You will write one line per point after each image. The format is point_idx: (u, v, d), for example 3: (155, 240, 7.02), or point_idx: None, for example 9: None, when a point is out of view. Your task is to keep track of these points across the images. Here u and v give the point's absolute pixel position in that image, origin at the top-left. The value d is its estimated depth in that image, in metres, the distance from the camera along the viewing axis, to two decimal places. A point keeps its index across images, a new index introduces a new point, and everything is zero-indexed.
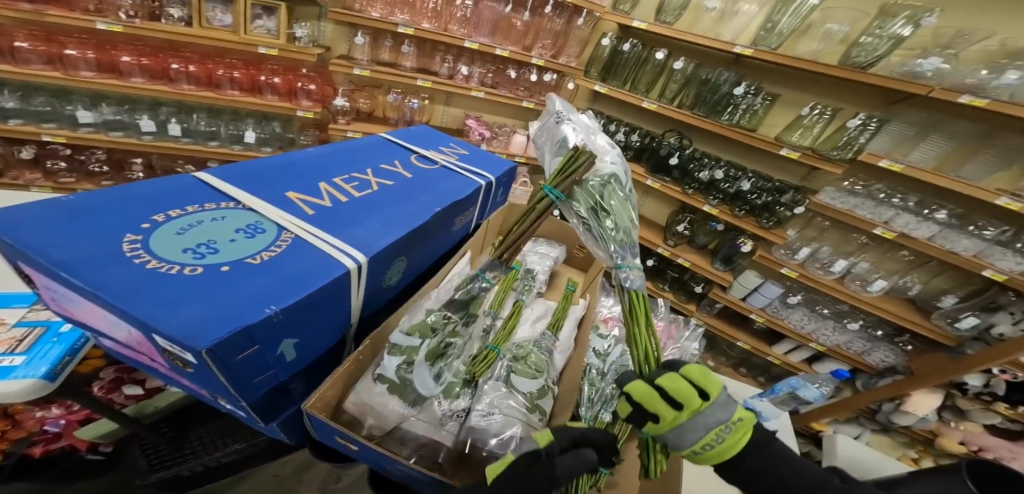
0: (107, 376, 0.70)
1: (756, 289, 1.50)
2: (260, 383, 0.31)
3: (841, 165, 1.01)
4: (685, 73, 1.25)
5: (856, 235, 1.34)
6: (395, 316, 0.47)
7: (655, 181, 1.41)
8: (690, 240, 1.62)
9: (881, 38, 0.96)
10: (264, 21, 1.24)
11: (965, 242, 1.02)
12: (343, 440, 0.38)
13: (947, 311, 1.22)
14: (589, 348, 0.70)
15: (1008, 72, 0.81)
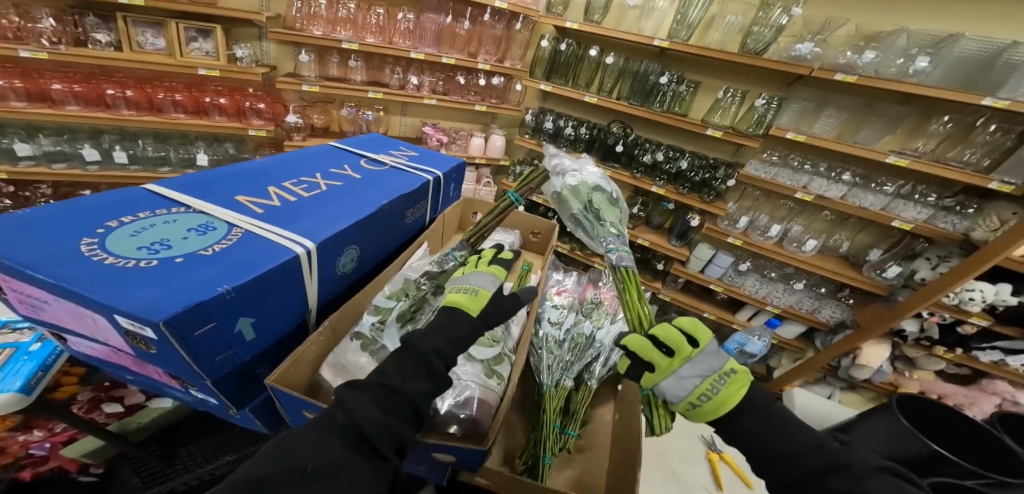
0: (84, 396, 0.61)
1: (711, 260, 1.62)
2: (222, 362, 0.36)
3: (756, 139, 1.16)
4: (618, 67, 1.37)
5: (784, 202, 1.48)
6: (361, 298, 0.55)
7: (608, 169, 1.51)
8: (647, 221, 1.74)
9: (766, 27, 1.10)
10: (201, 44, 1.25)
11: (870, 197, 1.17)
12: (309, 413, 0.42)
13: (873, 264, 1.37)
14: (544, 319, 0.80)
15: (866, 52, 1.01)
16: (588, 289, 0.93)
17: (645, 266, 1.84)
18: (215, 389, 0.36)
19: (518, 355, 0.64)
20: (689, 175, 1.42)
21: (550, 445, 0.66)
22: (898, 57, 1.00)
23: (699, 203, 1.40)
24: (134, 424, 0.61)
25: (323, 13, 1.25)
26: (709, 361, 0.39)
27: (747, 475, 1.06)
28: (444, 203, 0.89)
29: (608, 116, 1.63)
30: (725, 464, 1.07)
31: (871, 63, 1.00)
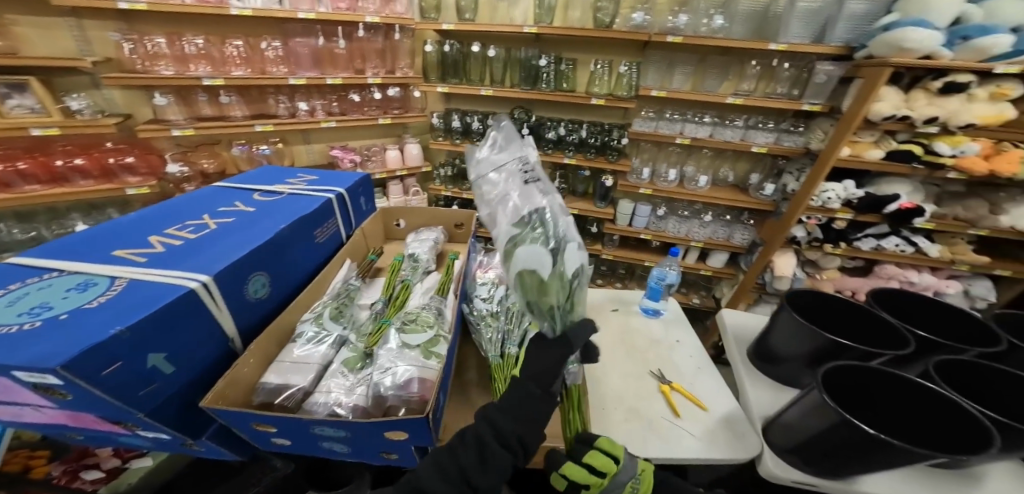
0: (58, 472, 0.68)
1: (632, 213, 1.79)
2: (148, 395, 0.40)
3: (631, 101, 1.37)
4: (502, 58, 1.47)
5: (671, 148, 1.69)
6: (285, 323, 0.68)
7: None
8: (572, 191, 1.88)
9: (608, 3, 1.27)
10: (19, 100, 1.11)
11: (731, 131, 1.39)
12: (261, 426, 0.52)
13: (756, 186, 1.59)
14: (475, 297, 0.88)
15: (681, 15, 1.22)
16: None
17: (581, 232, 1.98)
18: (151, 419, 0.41)
19: (453, 334, 0.75)
20: (590, 142, 1.57)
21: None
22: (703, 18, 1.22)
23: (607, 164, 1.56)
24: (124, 485, 0.69)
25: (165, 51, 1.19)
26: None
27: (699, 398, 0.82)
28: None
29: (508, 104, 1.71)
30: (679, 392, 0.82)
31: (686, 24, 1.22)
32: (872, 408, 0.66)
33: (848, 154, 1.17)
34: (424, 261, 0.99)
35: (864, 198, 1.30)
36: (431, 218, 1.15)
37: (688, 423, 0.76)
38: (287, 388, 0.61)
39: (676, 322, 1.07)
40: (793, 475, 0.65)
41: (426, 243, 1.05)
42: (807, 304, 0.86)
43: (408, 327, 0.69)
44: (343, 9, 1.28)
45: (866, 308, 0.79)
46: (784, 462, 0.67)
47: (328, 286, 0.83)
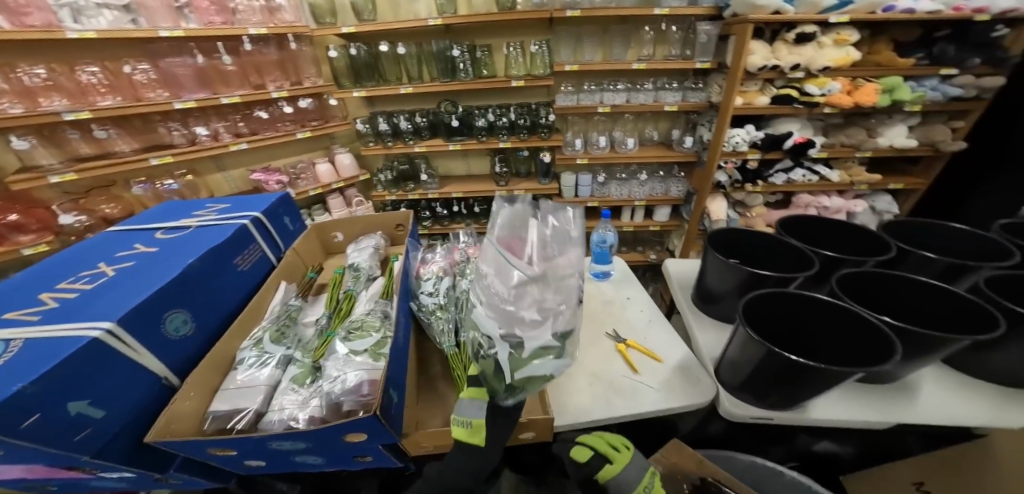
0: None
1: (575, 184, 1.85)
2: (85, 439, 0.45)
3: (548, 78, 1.42)
4: (414, 54, 1.46)
5: (595, 117, 1.76)
6: (224, 352, 0.68)
7: (456, 143, 1.58)
8: (516, 173, 1.89)
9: None
10: None
11: (644, 95, 1.47)
12: (215, 450, 0.54)
13: (677, 140, 1.71)
14: (422, 293, 0.89)
15: None
16: (454, 254, 1.03)
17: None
18: (101, 460, 0.46)
19: (403, 331, 0.77)
20: (520, 123, 1.60)
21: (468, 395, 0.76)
22: None
23: (542, 141, 1.59)
24: None
25: None
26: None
27: (654, 351, 0.88)
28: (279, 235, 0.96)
29: (433, 99, 1.69)
30: (635, 348, 0.87)
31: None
32: (803, 334, 0.72)
33: (742, 103, 1.29)
34: (366, 269, 0.99)
35: (766, 138, 1.40)
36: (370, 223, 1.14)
37: (646, 377, 0.81)
38: (238, 412, 0.61)
39: (625, 280, 1.13)
40: (747, 411, 0.70)
41: (366, 251, 1.04)
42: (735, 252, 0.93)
43: (353, 335, 0.71)
44: (219, 24, 1.22)
45: (778, 240, 0.86)
46: (736, 400, 0.72)
47: (264, 311, 0.81)
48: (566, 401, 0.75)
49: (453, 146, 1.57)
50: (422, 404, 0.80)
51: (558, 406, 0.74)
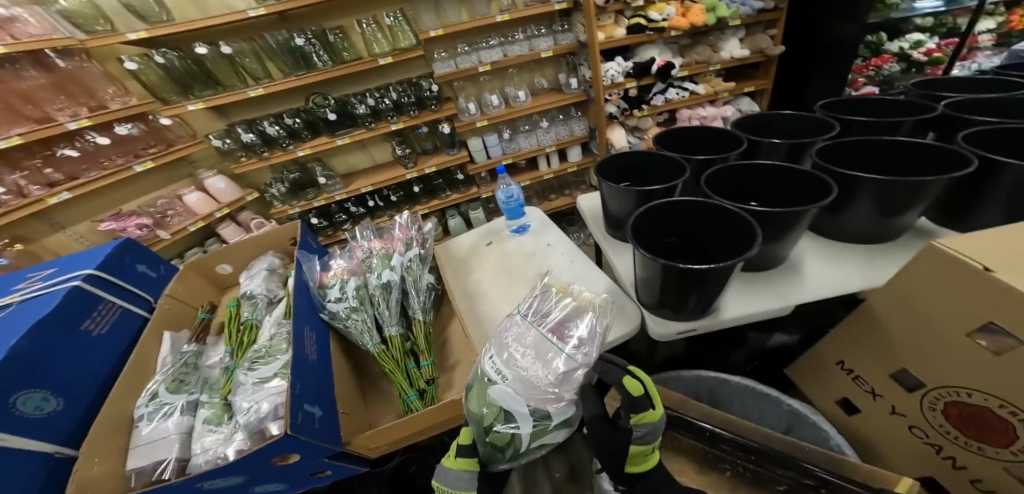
0: None
1: (484, 147, 1.60)
2: None
3: (417, 48, 1.36)
4: (249, 51, 1.29)
5: (481, 78, 1.62)
6: (126, 411, 0.65)
7: (343, 137, 1.43)
8: (423, 150, 1.67)
9: None
10: None
11: (518, 46, 1.45)
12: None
13: (564, 83, 1.60)
14: (330, 303, 0.80)
15: None
16: (357, 253, 0.94)
17: (452, 186, 1.69)
18: None
19: (319, 344, 0.73)
20: (404, 101, 1.46)
21: (406, 386, 0.72)
22: None
23: (436, 114, 1.49)
24: None
25: None
26: (652, 437, 0.46)
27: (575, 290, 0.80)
28: (139, 282, 0.85)
29: (298, 96, 1.50)
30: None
31: None
32: (698, 240, 0.66)
33: (605, 38, 1.34)
34: (263, 295, 0.89)
35: (635, 66, 1.43)
36: (257, 244, 1.02)
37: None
38: (159, 463, 0.59)
39: (545, 227, 0.99)
40: (672, 327, 0.63)
41: (258, 275, 0.94)
42: (619, 177, 0.84)
43: (257, 365, 0.65)
44: None
45: (652, 153, 0.78)
46: (660, 318, 0.65)
47: (155, 364, 0.75)
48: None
49: (342, 140, 1.42)
50: (371, 406, 0.77)
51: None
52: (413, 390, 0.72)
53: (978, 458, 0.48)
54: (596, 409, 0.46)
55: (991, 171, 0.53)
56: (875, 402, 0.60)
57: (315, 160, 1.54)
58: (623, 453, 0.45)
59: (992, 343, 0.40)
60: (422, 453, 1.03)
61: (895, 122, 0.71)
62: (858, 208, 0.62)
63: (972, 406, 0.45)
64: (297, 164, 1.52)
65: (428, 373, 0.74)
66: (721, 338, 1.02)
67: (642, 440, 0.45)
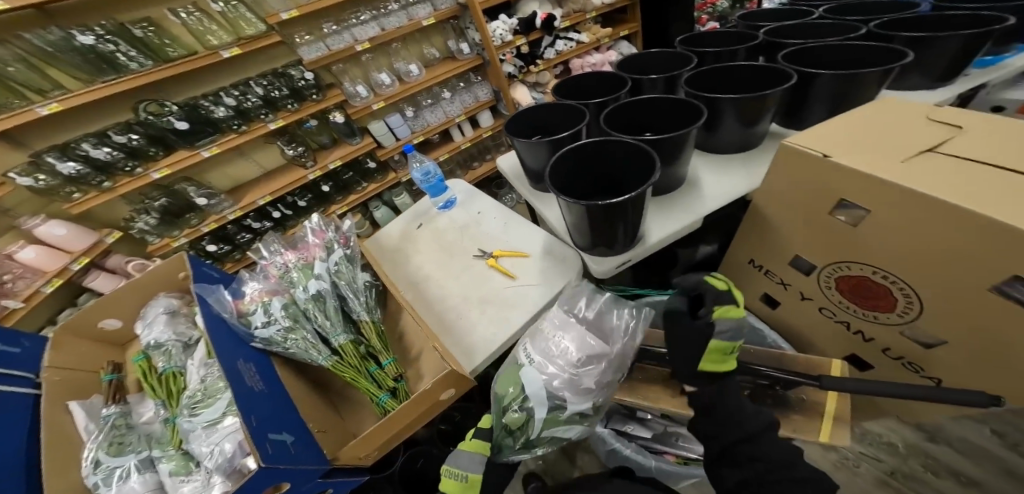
0: None
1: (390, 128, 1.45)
2: None
3: (272, 34, 1.18)
4: (15, 60, 0.99)
5: (363, 56, 1.43)
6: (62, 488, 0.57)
7: (209, 147, 1.17)
8: (320, 146, 1.46)
9: None
10: None
11: (394, 18, 1.34)
12: None
13: (455, 50, 1.52)
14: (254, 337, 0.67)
15: None
16: (267, 271, 0.79)
17: (365, 177, 1.53)
18: None
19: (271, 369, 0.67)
20: (275, 97, 1.27)
21: (375, 389, 0.66)
22: None
23: (318, 104, 1.29)
24: None
25: None
26: (734, 331, 0.46)
27: (519, 249, 0.81)
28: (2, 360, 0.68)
29: (123, 104, 1.18)
30: (504, 256, 0.79)
31: None
32: (615, 180, 0.72)
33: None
34: (174, 340, 0.76)
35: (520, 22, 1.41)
36: (144, 288, 0.84)
37: (525, 278, 0.74)
38: None
39: (471, 198, 0.96)
40: (608, 263, 0.69)
41: (161, 319, 0.79)
42: (529, 133, 0.87)
43: (198, 409, 0.59)
44: None
45: (554, 104, 0.81)
46: (598, 258, 0.71)
47: (75, 435, 0.65)
48: (463, 338, 0.69)
49: (208, 152, 1.17)
50: (347, 418, 0.74)
51: (460, 349, 0.67)
52: (383, 391, 0.67)
53: (876, 326, 0.62)
54: (683, 312, 0.48)
55: (807, 81, 0.68)
56: (784, 289, 0.75)
57: (183, 180, 1.27)
58: (703, 349, 0.47)
59: (847, 216, 0.55)
60: (428, 446, 1.03)
61: (732, 50, 0.85)
62: (727, 126, 0.75)
63: (854, 277, 0.59)
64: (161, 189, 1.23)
65: (394, 370, 0.69)
66: (659, 259, 1.15)
67: (721, 335, 0.46)
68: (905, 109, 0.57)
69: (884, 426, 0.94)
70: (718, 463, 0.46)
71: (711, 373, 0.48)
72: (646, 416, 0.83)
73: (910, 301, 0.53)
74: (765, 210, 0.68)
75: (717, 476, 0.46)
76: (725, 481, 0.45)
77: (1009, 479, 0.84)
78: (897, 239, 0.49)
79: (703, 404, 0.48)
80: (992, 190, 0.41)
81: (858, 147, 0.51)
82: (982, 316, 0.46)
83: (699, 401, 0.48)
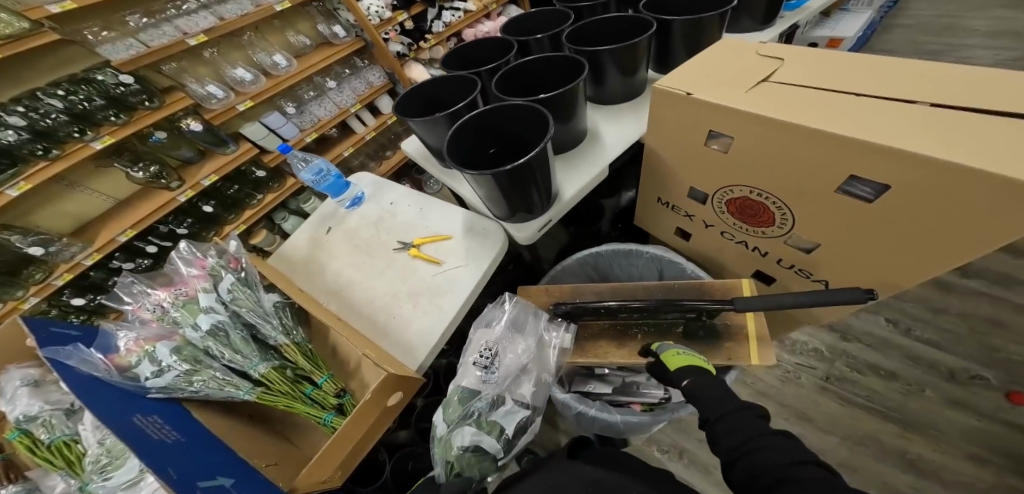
0: None
1: (270, 129, 1.19)
2: None
3: (45, 31, 0.77)
4: None
5: (203, 51, 1.13)
6: None
7: (16, 184, 0.77)
8: (186, 163, 1.12)
9: None
10: None
11: (234, 5, 1.01)
12: None
13: (328, 35, 1.27)
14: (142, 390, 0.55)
15: None
16: (145, 319, 0.64)
17: (257, 188, 1.28)
18: None
19: None
20: (94, 112, 0.90)
21: (317, 412, 0.63)
22: None
23: (160, 114, 0.94)
24: None
25: None
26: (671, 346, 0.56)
27: (438, 231, 0.79)
28: None
29: None
30: (426, 243, 0.78)
31: None
32: (521, 145, 0.73)
33: None
34: (49, 410, 0.63)
35: None
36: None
37: (451, 261, 0.74)
38: None
39: (378, 188, 0.92)
40: (531, 228, 0.72)
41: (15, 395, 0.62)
42: (426, 108, 0.83)
43: (108, 472, 0.55)
44: None
45: (443, 77, 0.78)
46: (519, 225, 0.74)
47: None
48: (400, 336, 0.68)
49: (15, 191, 0.77)
50: (302, 443, 0.69)
51: (400, 349, 0.67)
52: (327, 411, 0.64)
53: (766, 240, 0.72)
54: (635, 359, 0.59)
55: (665, 28, 0.77)
56: (692, 221, 0.83)
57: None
58: (658, 360, 0.53)
59: (718, 145, 0.61)
60: (413, 447, 1.01)
61: (602, 3, 0.89)
62: (611, 78, 0.79)
63: (739, 198, 0.68)
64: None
65: (334, 387, 0.65)
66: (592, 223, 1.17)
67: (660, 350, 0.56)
68: (739, 48, 0.65)
69: (807, 334, 1.09)
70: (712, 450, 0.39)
71: (684, 367, 0.48)
72: (605, 373, 0.83)
73: (783, 210, 0.62)
74: (658, 154, 0.73)
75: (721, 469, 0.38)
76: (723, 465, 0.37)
77: (915, 364, 0.99)
78: (764, 161, 0.56)
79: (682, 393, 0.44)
80: (849, 114, 0.47)
81: (715, 82, 0.58)
82: (843, 216, 0.55)
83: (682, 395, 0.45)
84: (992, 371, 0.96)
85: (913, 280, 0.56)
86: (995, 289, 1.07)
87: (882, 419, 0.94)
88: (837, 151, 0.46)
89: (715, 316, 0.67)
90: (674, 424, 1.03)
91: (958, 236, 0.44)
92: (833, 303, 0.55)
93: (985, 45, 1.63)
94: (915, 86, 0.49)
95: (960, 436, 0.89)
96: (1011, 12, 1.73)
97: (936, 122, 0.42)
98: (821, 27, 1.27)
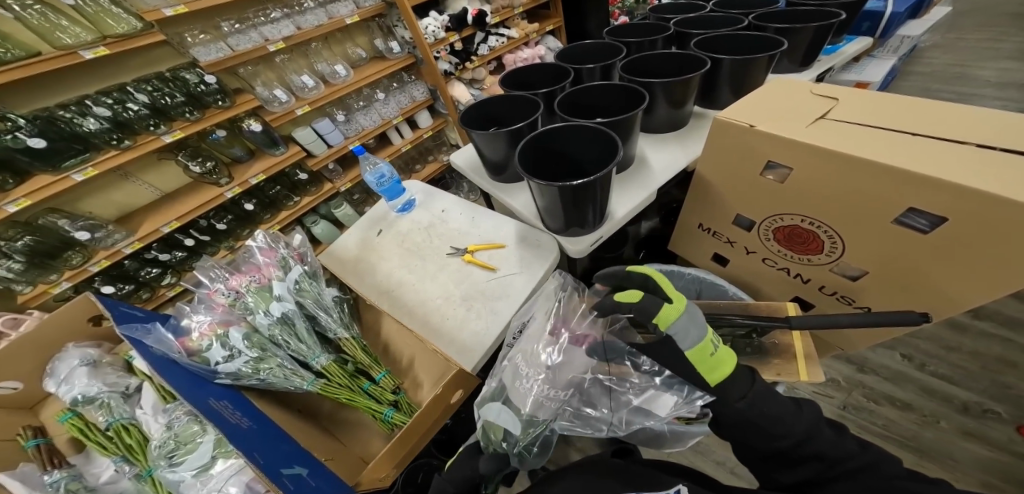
0: None
1: (319, 135, 1.24)
2: None
3: (155, 33, 0.81)
4: None
5: (274, 57, 1.18)
6: None
7: (85, 168, 0.80)
8: (233, 159, 1.16)
9: None
10: None
11: (311, 16, 1.08)
12: None
13: (383, 50, 1.35)
14: (222, 378, 0.59)
15: None
16: (213, 306, 0.66)
17: (296, 191, 1.32)
18: None
19: None
20: (171, 106, 0.94)
21: (376, 406, 0.64)
22: None
23: (228, 112, 0.99)
24: None
25: None
26: (692, 333, 0.45)
27: (490, 241, 0.82)
28: None
29: None
30: (479, 250, 0.80)
31: None
32: (577, 163, 0.78)
33: None
34: (108, 392, 0.73)
35: (451, 18, 1.32)
36: (53, 335, 0.76)
37: (504, 268, 0.76)
38: None
39: (428, 196, 0.95)
40: (585, 241, 0.74)
41: (73, 378, 0.73)
42: (484, 123, 0.87)
43: (179, 458, 0.57)
44: None
45: (506, 96, 0.83)
46: (573, 239, 0.75)
47: None
48: (455, 338, 0.68)
49: (81, 176, 0.79)
50: (351, 443, 0.69)
51: (455, 349, 0.67)
52: (384, 406, 0.65)
53: (811, 268, 0.75)
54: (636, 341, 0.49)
55: (715, 66, 0.83)
56: (731, 246, 0.87)
57: (49, 212, 0.95)
58: (689, 365, 0.44)
59: (774, 176, 0.65)
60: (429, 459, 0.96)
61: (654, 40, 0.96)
62: (661, 108, 0.84)
63: (787, 227, 0.71)
64: (19, 226, 0.90)
65: (391, 383, 0.67)
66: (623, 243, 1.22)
67: (687, 343, 0.45)
68: (795, 87, 0.71)
69: (824, 363, 1.11)
70: (768, 466, 0.46)
71: (728, 380, 0.44)
72: None
73: (834, 239, 0.66)
74: (707, 179, 0.78)
75: (768, 478, 0.46)
76: (780, 480, 0.45)
77: (929, 396, 1.01)
78: (822, 192, 0.60)
79: (742, 417, 0.42)
80: (899, 146, 0.52)
81: (779, 116, 0.63)
82: (889, 244, 0.59)
83: (734, 416, 0.43)
84: (1003, 405, 0.97)
85: (960, 307, 0.58)
86: (1003, 330, 1.10)
87: (898, 446, 0.94)
88: (895, 185, 0.50)
89: (765, 334, 0.71)
90: (692, 446, 1.03)
91: (997, 259, 0.48)
92: (890, 323, 0.58)
93: (996, 96, 1.74)
94: (967, 130, 0.53)
95: (972, 465, 0.90)
96: (1021, 65, 1.86)
97: (984, 160, 0.46)
98: (848, 72, 1.36)
